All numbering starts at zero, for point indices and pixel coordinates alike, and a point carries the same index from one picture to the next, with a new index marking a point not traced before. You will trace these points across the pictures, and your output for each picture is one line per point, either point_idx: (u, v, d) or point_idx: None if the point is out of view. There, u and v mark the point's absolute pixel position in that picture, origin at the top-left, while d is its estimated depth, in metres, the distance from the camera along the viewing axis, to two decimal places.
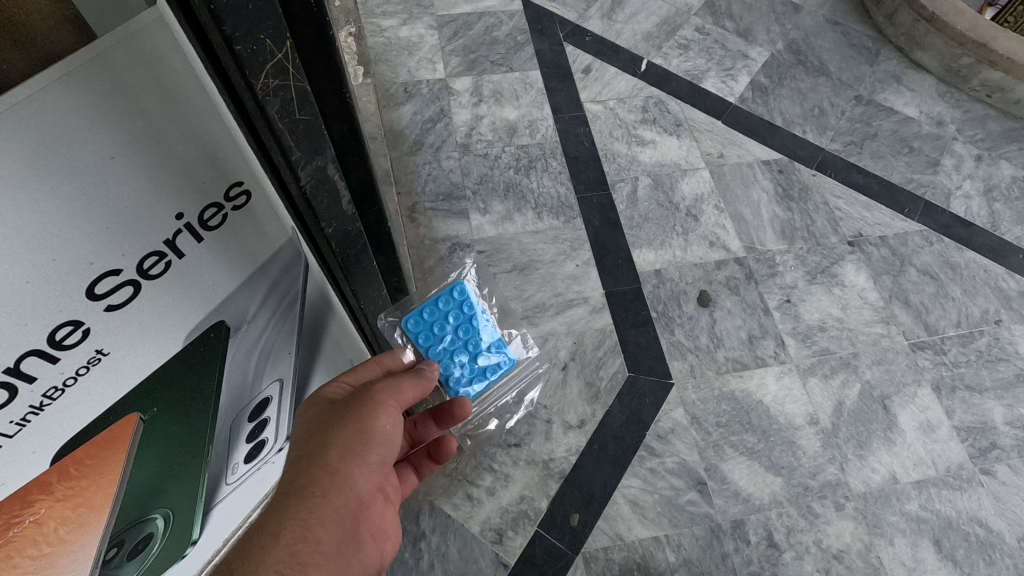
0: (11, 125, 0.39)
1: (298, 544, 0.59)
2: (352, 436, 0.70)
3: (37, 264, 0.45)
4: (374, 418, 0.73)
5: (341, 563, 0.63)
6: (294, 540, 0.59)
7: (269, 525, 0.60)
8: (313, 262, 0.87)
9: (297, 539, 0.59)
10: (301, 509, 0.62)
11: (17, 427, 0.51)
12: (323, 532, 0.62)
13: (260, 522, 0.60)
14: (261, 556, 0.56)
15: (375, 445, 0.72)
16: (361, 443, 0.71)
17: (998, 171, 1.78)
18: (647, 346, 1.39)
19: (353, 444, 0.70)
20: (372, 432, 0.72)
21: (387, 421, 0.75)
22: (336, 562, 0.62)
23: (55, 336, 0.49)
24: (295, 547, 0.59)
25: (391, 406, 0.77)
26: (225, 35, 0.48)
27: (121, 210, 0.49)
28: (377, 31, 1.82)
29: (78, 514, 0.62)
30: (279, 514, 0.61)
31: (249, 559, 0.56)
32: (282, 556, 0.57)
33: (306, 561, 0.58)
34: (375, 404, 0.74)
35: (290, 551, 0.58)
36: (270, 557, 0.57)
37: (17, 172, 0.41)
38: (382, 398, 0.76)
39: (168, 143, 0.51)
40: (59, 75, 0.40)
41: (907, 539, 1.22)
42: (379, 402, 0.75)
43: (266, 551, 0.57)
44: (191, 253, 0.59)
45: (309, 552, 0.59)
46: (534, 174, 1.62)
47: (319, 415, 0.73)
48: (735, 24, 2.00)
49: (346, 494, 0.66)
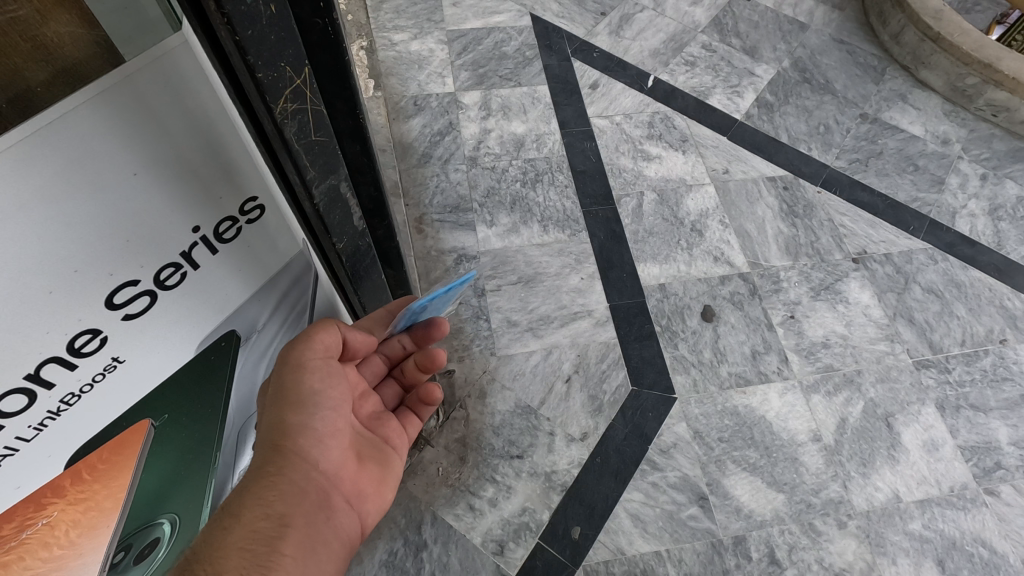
0: (43, 150, 0.42)
1: (260, 521, 0.64)
2: (286, 409, 0.71)
3: (60, 275, 0.47)
4: (301, 387, 0.72)
5: (313, 532, 0.67)
6: (256, 518, 0.64)
7: (231, 508, 0.65)
8: (323, 275, 0.90)
9: (259, 516, 0.65)
10: (261, 490, 0.66)
11: (35, 431, 0.53)
12: (286, 505, 0.66)
13: (222, 507, 0.65)
14: (222, 537, 0.61)
15: (312, 410, 0.73)
16: (299, 413, 0.71)
17: (1004, 191, 1.78)
18: (651, 360, 1.40)
19: (290, 417, 0.71)
20: (307, 398, 0.72)
21: (309, 380, 0.73)
22: (305, 532, 0.66)
23: (74, 344, 0.51)
24: (257, 525, 0.64)
25: (316, 363, 0.74)
26: (250, 65, 0.51)
27: (140, 224, 0.51)
28: (388, 45, 1.86)
29: (88, 518, 0.64)
30: (237, 498, 0.65)
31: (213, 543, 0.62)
32: (247, 535, 0.62)
33: (272, 535, 0.64)
34: (297, 365, 0.73)
35: (252, 529, 0.63)
36: (232, 537, 0.62)
37: (51, 190, 0.43)
38: (301, 360, 0.73)
39: (187, 160, 0.53)
40: (86, 98, 0.43)
41: (910, 559, 1.21)
42: (297, 362, 0.73)
43: (228, 531, 0.62)
44: (204, 264, 0.61)
45: (273, 528, 0.64)
46: (541, 188, 1.64)
47: (268, 393, 0.74)
48: (742, 42, 2.02)
49: (300, 465, 0.69)
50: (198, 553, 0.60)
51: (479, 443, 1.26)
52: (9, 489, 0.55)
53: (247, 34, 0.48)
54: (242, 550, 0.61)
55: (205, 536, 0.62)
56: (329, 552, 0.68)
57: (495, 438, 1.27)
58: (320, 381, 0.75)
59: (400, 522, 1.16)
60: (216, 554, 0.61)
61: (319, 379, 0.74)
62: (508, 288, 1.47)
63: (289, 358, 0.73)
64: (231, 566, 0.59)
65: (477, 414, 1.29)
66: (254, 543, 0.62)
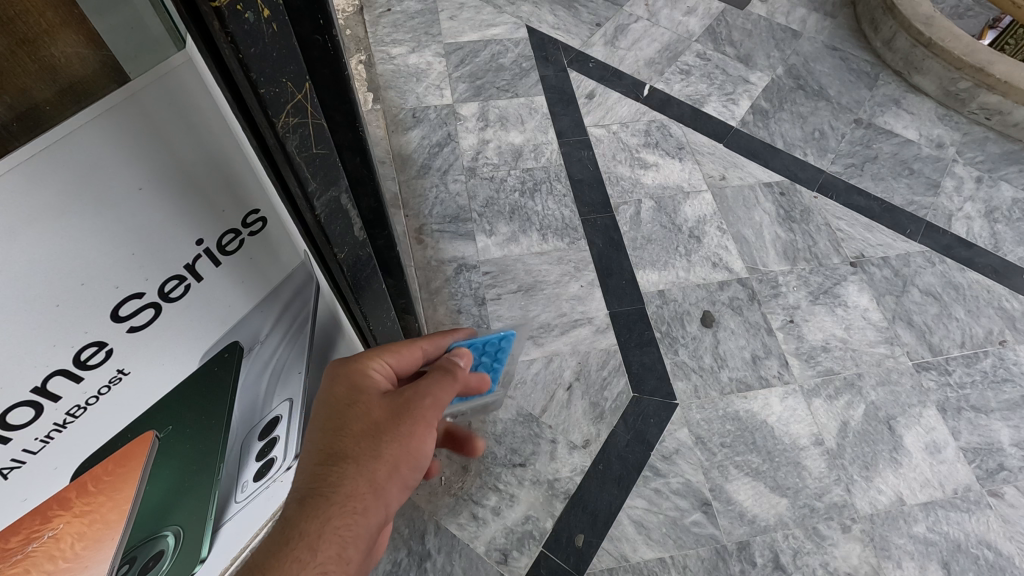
0: (53, 165, 0.43)
1: (331, 564, 0.60)
2: (398, 451, 0.67)
3: (67, 288, 0.48)
4: (425, 444, 0.70)
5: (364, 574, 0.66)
6: (329, 560, 0.60)
7: (307, 537, 0.60)
8: (324, 285, 0.90)
9: (332, 557, 0.61)
10: (340, 527, 0.62)
11: (41, 444, 0.53)
12: (357, 551, 0.63)
13: (297, 531, 0.60)
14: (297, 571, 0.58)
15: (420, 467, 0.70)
16: (407, 464, 0.68)
17: (1000, 193, 1.79)
18: (652, 366, 1.41)
19: (402, 465, 0.67)
20: (421, 456, 0.70)
21: (430, 445, 0.71)
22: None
23: (80, 356, 0.52)
24: (328, 567, 0.60)
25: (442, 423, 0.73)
26: (251, 80, 0.51)
27: (145, 236, 0.52)
28: (387, 59, 1.88)
29: (93, 530, 0.64)
30: (317, 526, 0.61)
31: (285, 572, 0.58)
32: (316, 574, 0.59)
33: None
34: (426, 422, 0.70)
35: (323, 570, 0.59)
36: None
37: (57, 204, 0.44)
38: (433, 415, 0.71)
39: (190, 173, 0.54)
40: (96, 113, 0.44)
41: (916, 563, 1.21)
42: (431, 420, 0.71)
43: (302, 566, 0.59)
44: (208, 276, 0.62)
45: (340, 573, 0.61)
46: (539, 198, 1.65)
47: (377, 408, 0.70)
48: (736, 50, 2.04)
49: (383, 514, 0.66)
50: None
51: (482, 452, 1.27)
52: (15, 502, 0.55)
53: (249, 51, 0.49)
54: None
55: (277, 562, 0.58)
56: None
57: (497, 446, 1.27)
58: (435, 444, 0.72)
59: (403, 533, 1.16)
60: None
61: (435, 444, 0.72)
62: (508, 297, 1.48)
63: (425, 414, 0.71)
64: None
65: (478, 424, 1.29)
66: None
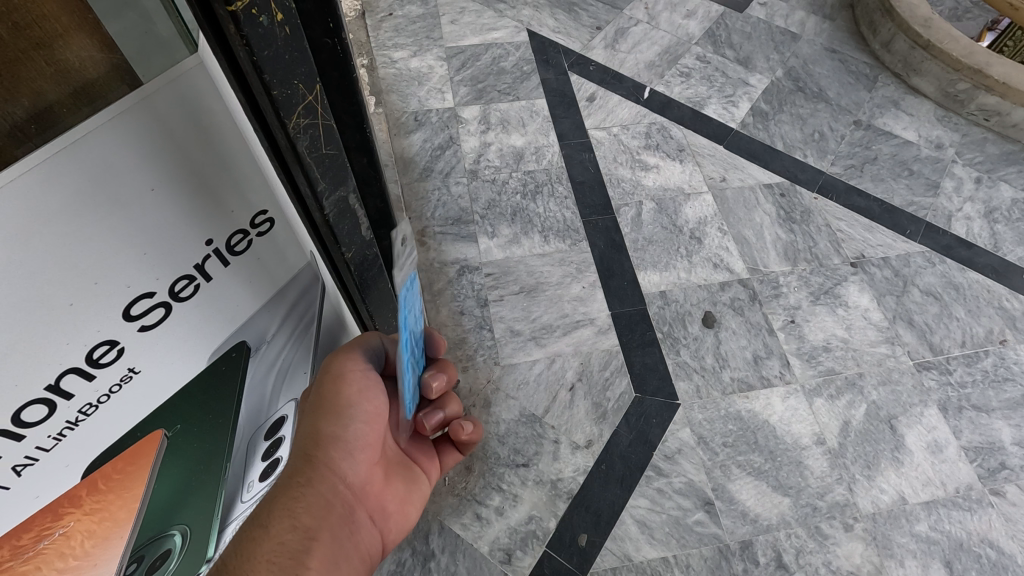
0: (68, 166, 0.44)
1: (287, 534, 0.68)
2: (321, 419, 0.74)
3: (81, 287, 0.49)
4: (343, 402, 0.74)
5: (337, 545, 0.71)
6: (283, 532, 0.68)
7: (261, 519, 0.69)
8: (330, 285, 0.91)
9: (287, 530, 0.68)
10: (287, 504, 0.70)
11: (54, 441, 0.54)
12: (310, 521, 0.70)
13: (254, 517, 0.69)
14: (252, 547, 0.66)
15: (348, 424, 0.74)
16: (333, 426, 0.74)
17: (999, 194, 1.80)
18: (654, 367, 1.41)
19: (325, 428, 0.73)
20: (343, 413, 0.74)
21: (352, 398, 0.75)
22: (328, 545, 0.70)
23: (92, 354, 0.53)
24: (282, 538, 0.67)
25: (359, 375, 0.76)
26: (264, 82, 0.52)
27: (157, 237, 0.53)
28: (389, 63, 1.90)
29: (102, 528, 0.65)
30: (268, 507, 0.70)
31: (243, 550, 0.66)
32: (272, 548, 0.66)
33: (296, 551, 0.67)
34: (336, 381, 0.75)
35: (278, 541, 0.67)
36: (260, 550, 0.66)
37: (74, 205, 0.45)
38: (345, 373, 0.75)
39: (202, 174, 0.55)
40: (109, 117, 0.45)
41: (918, 561, 1.21)
42: (342, 377, 0.75)
43: (256, 543, 0.66)
44: (216, 276, 0.63)
45: (297, 542, 0.68)
46: (540, 200, 1.66)
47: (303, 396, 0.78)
48: (735, 53, 2.06)
49: (331, 480, 0.73)
50: (230, 559, 0.65)
51: (485, 452, 1.27)
52: (29, 499, 0.56)
53: (262, 53, 0.50)
54: (267, 562, 0.65)
55: (237, 549, 0.66)
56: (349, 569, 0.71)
57: (500, 447, 1.28)
58: (362, 399, 0.76)
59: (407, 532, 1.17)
60: (245, 562, 0.64)
61: (360, 397, 0.76)
62: (511, 298, 1.48)
63: (334, 373, 0.75)
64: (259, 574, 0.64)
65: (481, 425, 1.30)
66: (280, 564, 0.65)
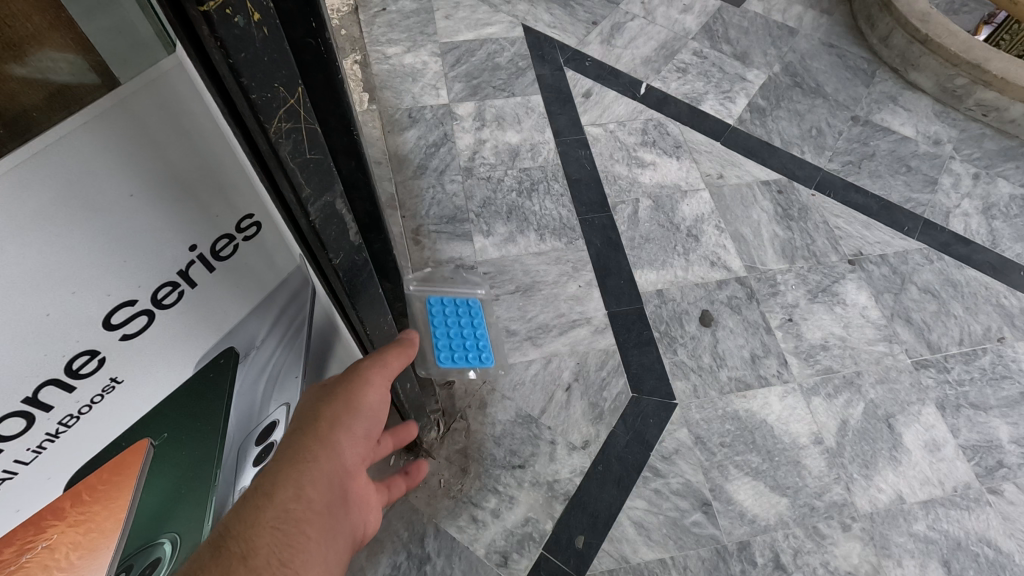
0: (40, 172, 0.42)
1: (292, 502, 0.58)
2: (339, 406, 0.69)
3: (57, 296, 0.47)
4: (363, 395, 0.72)
5: (335, 527, 0.62)
6: (288, 499, 0.58)
7: (262, 486, 0.58)
8: (320, 290, 0.89)
9: (291, 498, 0.58)
10: (296, 473, 0.60)
11: (34, 454, 0.53)
12: (316, 493, 0.61)
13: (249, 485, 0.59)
14: (255, 514, 0.56)
15: (362, 417, 0.71)
16: (350, 414, 0.70)
17: (997, 189, 1.79)
18: (651, 366, 1.40)
19: (342, 412, 0.69)
20: (362, 407, 0.71)
21: (370, 394, 0.73)
22: (327, 524, 0.61)
23: (72, 365, 0.51)
24: (288, 505, 0.58)
25: (380, 382, 0.75)
26: (241, 86, 0.49)
27: (136, 244, 0.51)
28: (382, 58, 1.87)
29: (88, 539, 0.63)
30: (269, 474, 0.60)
31: (243, 516, 0.55)
32: (277, 514, 0.57)
33: (301, 519, 0.58)
34: (362, 378, 0.73)
35: (284, 508, 0.57)
36: (263, 515, 0.56)
37: (47, 212, 0.44)
38: (369, 373, 0.74)
39: (183, 178, 0.54)
40: (82, 120, 0.43)
41: (916, 561, 1.21)
42: (366, 377, 0.74)
43: (260, 509, 0.56)
44: (202, 282, 0.61)
45: (302, 512, 0.58)
46: (536, 197, 1.64)
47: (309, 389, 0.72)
48: (733, 48, 2.04)
49: (338, 461, 0.66)
50: (229, 528, 0.54)
51: (481, 454, 1.26)
52: (8, 513, 0.54)
53: (239, 56, 0.46)
54: (270, 527, 0.55)
55: (234, 513, 0.56)
56: (342, 553, 0.62)
57: (496, 448, 1.27)
58: (377, 399, 0.74)
59: (403, 535, 1.16)
60: (246, 526, 0.55)
61: (377, 398, 0.74)
62: (507, 297, 1.47)
63: (358, 372, 0.74)
64: (262, 545, 0.54)
65: (477, 426, 1.29)
66: (285, 525, 0.56)
